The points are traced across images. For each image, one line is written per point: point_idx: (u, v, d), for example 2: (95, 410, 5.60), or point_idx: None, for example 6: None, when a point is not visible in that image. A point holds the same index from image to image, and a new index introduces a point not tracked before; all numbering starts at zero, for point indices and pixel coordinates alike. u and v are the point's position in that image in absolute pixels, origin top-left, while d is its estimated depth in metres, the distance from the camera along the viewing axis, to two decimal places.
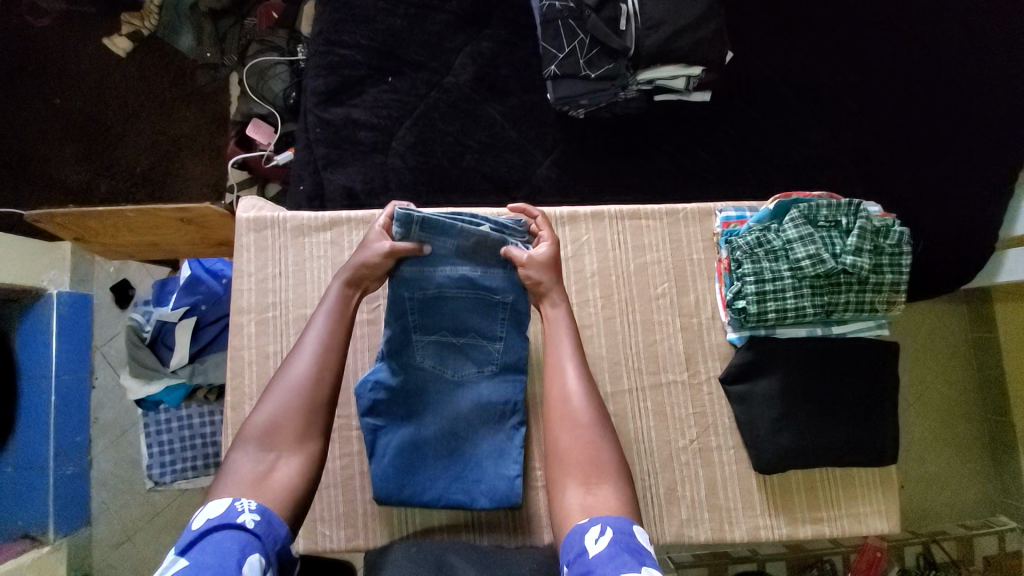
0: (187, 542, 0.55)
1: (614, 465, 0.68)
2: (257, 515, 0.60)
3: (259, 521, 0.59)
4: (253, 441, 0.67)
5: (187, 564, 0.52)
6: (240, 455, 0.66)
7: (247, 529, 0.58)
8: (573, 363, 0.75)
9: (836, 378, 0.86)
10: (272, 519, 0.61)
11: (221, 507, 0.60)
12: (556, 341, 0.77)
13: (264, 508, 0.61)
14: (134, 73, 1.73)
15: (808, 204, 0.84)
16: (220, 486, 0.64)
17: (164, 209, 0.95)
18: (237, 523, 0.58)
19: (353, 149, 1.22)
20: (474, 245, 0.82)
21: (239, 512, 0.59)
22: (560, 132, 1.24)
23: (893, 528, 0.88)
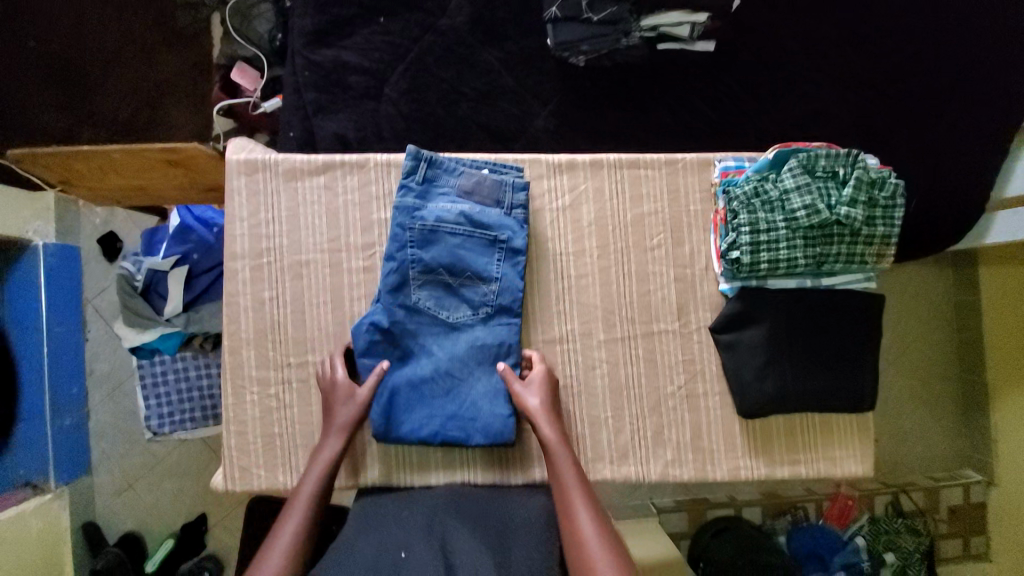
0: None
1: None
2: None
3: None
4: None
5: None
6: None
7: None
8: (584, 503, 0.78)
9: (824, 328, 0.88)
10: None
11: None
12: (564, 485, 0.80)
13: None
14: (110, 12, 1.63)
15: (807, 154, 0.84)
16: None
17: (152, 150, 0.90)
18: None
19: (344, 94, 1.18)
20: (474, 185, 0.91)
21: None
22: (558, 81, 1.20)
23: (866, 471, 0.92)
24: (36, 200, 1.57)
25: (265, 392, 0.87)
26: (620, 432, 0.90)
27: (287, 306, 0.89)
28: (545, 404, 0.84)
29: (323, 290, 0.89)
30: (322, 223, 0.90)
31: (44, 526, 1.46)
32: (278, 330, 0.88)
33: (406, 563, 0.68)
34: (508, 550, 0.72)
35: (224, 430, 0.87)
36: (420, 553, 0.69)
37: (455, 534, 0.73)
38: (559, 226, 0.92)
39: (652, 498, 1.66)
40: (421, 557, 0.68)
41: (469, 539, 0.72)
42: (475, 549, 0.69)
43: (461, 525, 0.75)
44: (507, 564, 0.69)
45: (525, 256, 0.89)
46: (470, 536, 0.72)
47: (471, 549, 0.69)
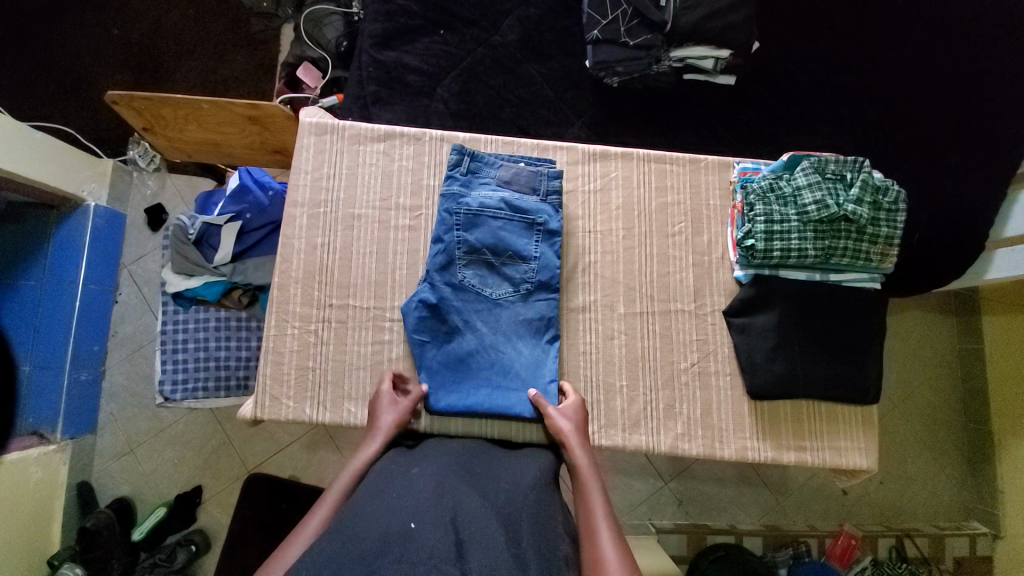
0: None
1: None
2: None
3: None
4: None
5: None
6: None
7: None
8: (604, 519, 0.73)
9: (831, 320, 0.94)
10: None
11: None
12: (588, 503, 0.76)
13: None
14: (192, 14, 1.80)
15: (818, 159, 0.95)
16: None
17: (240, 103, 1.10)
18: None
19: (402, 90, 1.31)
20: (512, 176, 0.99)
21: None
22: (594, 96, 1.34)
23: (869, 463, 0.96)
24: (97, 164, 1.64)
25: (306, 328, 0.95)
26: (634, 402, 0.94)
27: (336, 253, 0.97)
28: (577, 428, 0.85)
29: (370, 242, 0.98)
30: (377, 184, 1.00)
31: (42, 478, 1.46)
32: (325, 273, 0.97)
33: (417, 535, 0.60)
34: (517, 524, 0.67)
35: (261, 359, 0.95)
36: (431, 523, 0.61)
37: (465, 505, 0.66)
38: (590, 208, 1.01)
39: (650, 518, 1.61)
40: (431, 527, 0.61)
41: (480, 513, 0.65)
42: (487, 523, 0.63)
43: (469, 494, 0.69)
44: (518, 540, 0.64)
45: (561, 238, 0.98)
46: (480, 507, 0.67)
47: (483, 523, 0.64)
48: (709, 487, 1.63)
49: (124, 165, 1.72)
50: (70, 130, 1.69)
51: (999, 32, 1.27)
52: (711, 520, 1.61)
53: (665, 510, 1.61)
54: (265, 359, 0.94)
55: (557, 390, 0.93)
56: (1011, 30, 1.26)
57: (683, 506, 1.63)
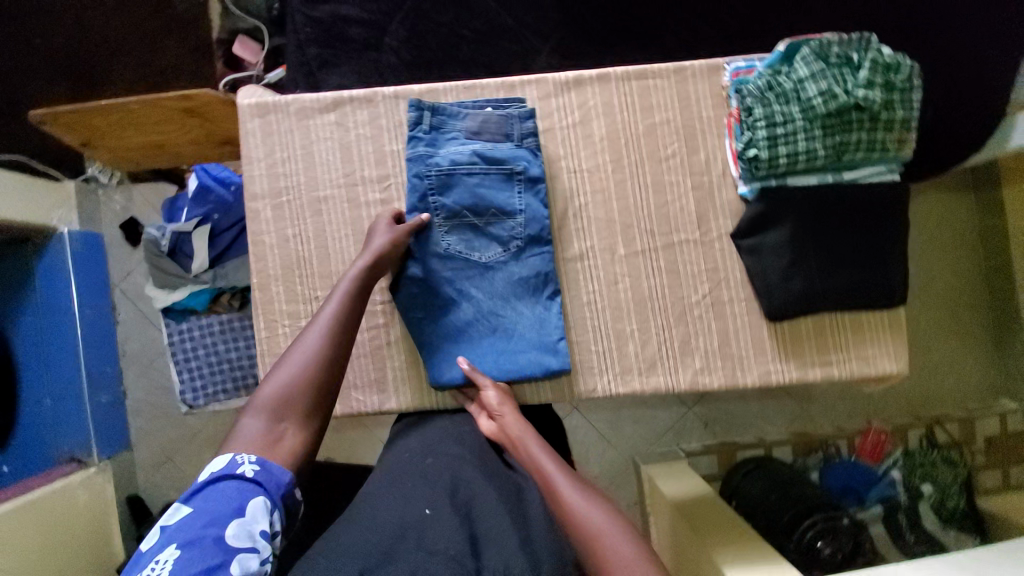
0: (190, 490, 0.61)
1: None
2: (256, 465, 0.64)
3: (258, 470, 0.64)
4: (263, 414, 0.68)
5: (191, 511, 0.59)
6: (250, 421, 0.68)
7: (247, 477, 0.62)
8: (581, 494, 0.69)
9: (850, 222, 0.87)
10: (272, 468, 0.65)
11: (223, 462, 0.63)
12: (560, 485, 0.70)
13: (265, 460, 0.65)
14: (110, 4, 1.63)
15: (818, 42, 0.83)
16: (227, 446, 0.66)
17: (170, 96, 1.00)
18: (237, 473, 0.63)
19: (347, 47, 1.18)
20: (480, 125, 0.90)
21: (240, 464, 0.63)
22: (559, 14, 1.18)
23: (899, 367, 0.92)
24: (58, 189, 1.55)
25: (297, 324, 0.91)
26: (647, 344, 0.90)
27: (310, 243, 0.91)
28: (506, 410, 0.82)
29: (344, 224, 0.91)
30: (338, 159, 0.91)
31: (90, 500, 1.47)
32: (304, 265, 0.91)
33: (435, 522, 0.63)
34: (526, 516, 0.68)
35: (260, 364, 0.92)
36: (447, 512, 0.64)
37: (478, 497, 0.68)
38: (572, 143, 0.92)
39: (679, 444, 1.63)
40: (446, 516, 0.64)
41: (493, 503, 0.67)
42: (499, 516, 0.65)
43: (481, 482, 0.71)
44: (528, 529, 0.65)
45: (545, 184, 0.90)
46: (492, 497, 0.69)
47: (494, 515, 0.65)
48: (732, 406, 1.64)
49: (87, 184, 1.63)
50: (22, 158, 1.58)
51: None
52: (739, 436, 1.63)
53: (693, 433, 1.63)
54: (264, 364, 0.91)
55: (567, 345, 0.90)
56: None
57: (710, 427, 1.64)
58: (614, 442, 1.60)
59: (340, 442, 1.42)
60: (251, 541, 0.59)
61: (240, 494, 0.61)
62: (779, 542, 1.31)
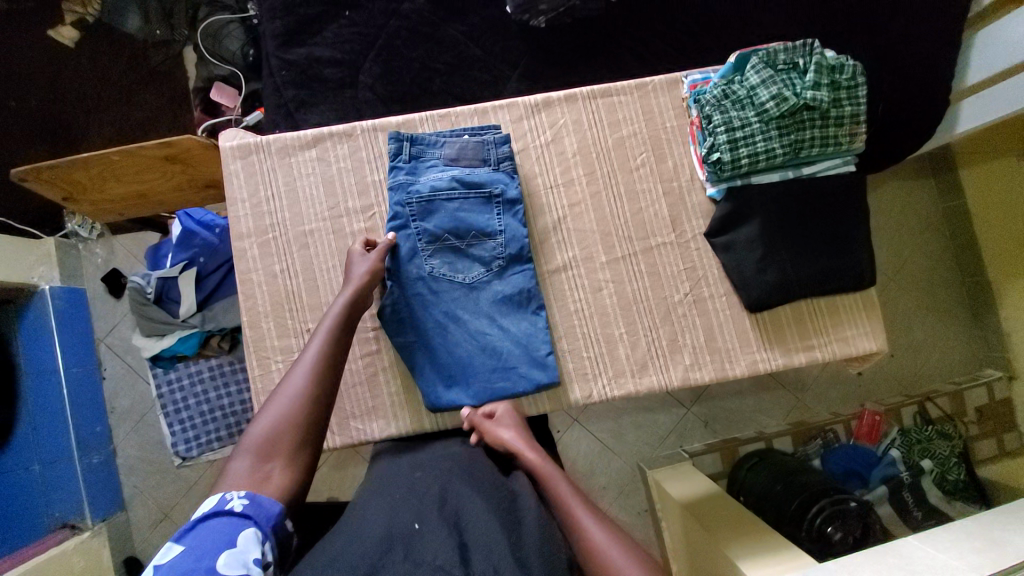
0: (180, 530, 0.58)
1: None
2: (245, 499, 0.62)
3: (248, 503, 0.62)
4: (252, 454, 0.68)
5: (183, 549, 0.55)
6: (238, 463, 0.67)
7: (237, 512, 0.60)
8: (581, 505, 0.72)
9: (814, 213, 0.92)
10: (261, 500, 0.63)
11: (212, 501, 0.61)
12: (562, 495, 0.73)
13: (253, 493, 0.63)
14: (86, 62, 1.65)
15: (766, 52, 0.90)
16: (217, 488, 0.65)
17: (150, 145, 1.02)
18: (227, 509, 0.60)
19: (323, 87, 1.21)
20: (458, 151, 0.93)
21: (228, 499, 0.62)
22: (524, 43, 1.24)
23: (878, 345, 0.95)
24: (36, 247, 1.53)
25: (290, 359, 0.91)
26: (636, 345, 0.93)
27: (298, 276, 0.93)
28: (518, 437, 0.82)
29: (330, 256, 0.93)
30: (321, 193, 0.94)
31: (87, 566, 1.42)
32: (294, 300, 0.92)
33: (423, 535, 0.61)
34: (517, 525, 0.65)
35: (255, 402, 0.92)
36: (435, 525, 0.62)
37: (468, 507, 0.66)
38: (546, 161, 0.96)
39: (682, 446, 1.63)
40: (435, 528, 0.62)
41: (483, 512, 0.65)
42: (489, 524, 0.63)
43: (471, 492, 0.69)
44: (520, 542, 0.62)
45: (522, 204, 0.93)
46: (482, 506, 0.66)
47: (484, 525, 0.63)
48: (730, 403, 1.66)
49: (67, 239, 1.62)
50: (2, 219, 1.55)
51: None
52: (740, 432, 1.65)
53: (695, 433, 1.63)
54: (258, 401, 0.91)
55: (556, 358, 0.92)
56: None
57: (710, 426, 1.65)
58: (619, 449, 1.60)
59: (340, 477, 1.39)
60: (245, 569, 0.55)
61: (231, 529, 0.58)
62: (793, 531, 1.31)
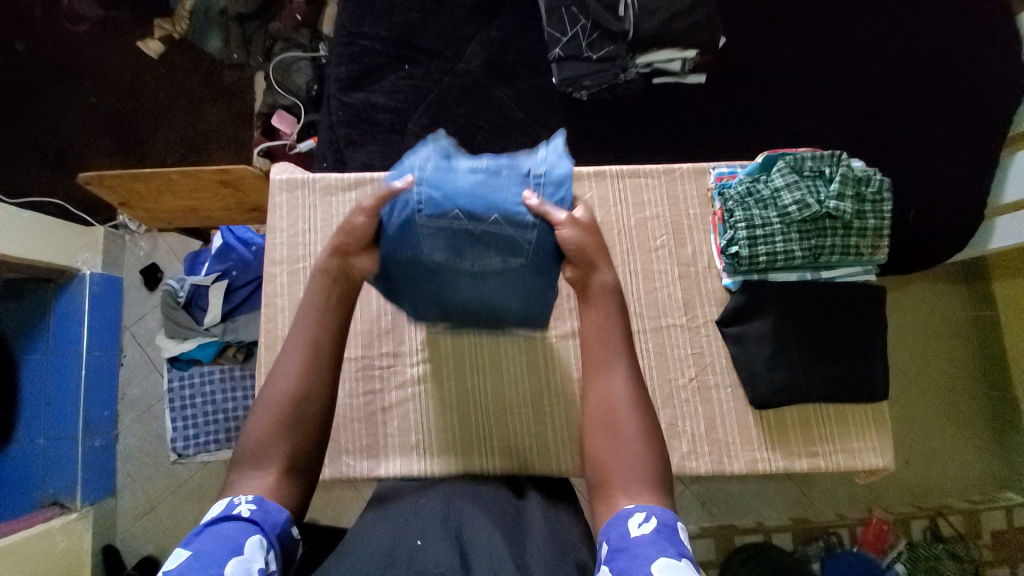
0: (189, 535, 0.59)
1: (659, 477, 0.67)
2: (253, 504, 0.63)
3: (256, 509, 0.63)
4: (248, 462, 0.67)
5: (190, 555, 0.56)
6: (238, 472, 0.67)
7: (244, 517, 0.61)
8: (624, 359, 0.74)
9: (828, 318, 0.92)
10: (269, 505, 0.64)
11: (222, 505, 0.63)
12: (608, 335, 0.75)
13: (261, 497, 0.64)
14: (166, 73, 1.81)
15: (794, 157, 0.93)
16: (223, 496, 0.66)
17: (208, 170, 1.11)
18: (235, 514, 0.62)
19: (373, 129, 1.30)
20: (508, 131, 0.78)
21: (236, 505, 0.63)
22: (565, 113, 1.32)
23: (886, 462, 0.93)
24: (87, 233, 1.63)
25: None
26: None
27: None
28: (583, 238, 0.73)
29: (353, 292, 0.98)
30: None
31: (68, 548, 1.45)
32: None
33: (425, 548, 0.65)
34: (521, 541, 0.69)
35: None
36: (436, 539, 0.66)
37: (470, 525, 0.71)
38: None
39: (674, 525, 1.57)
40: (436, 542, 0.66)
41: (487, 531, 0.69)
42: (490, 540, 0.66)
43: (473, 512, 0.74)
44: (522, 554, 0.66)
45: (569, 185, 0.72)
46: (485, 524, 0.70)
47: (486, 539, 0.67)
48: (731, 488, 1.60)
49: (116, 230, 1.71)
50: (61, 203, 1.69)
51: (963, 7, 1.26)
52: (738, 519, 1.58)
53: (690, 514, 1.57)
54: None
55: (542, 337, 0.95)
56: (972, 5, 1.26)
57: (708, 508, 1.59)
58: None
59: (327, 501, 1.40)
60: None
61: (239, 535, 0.59)
62: None
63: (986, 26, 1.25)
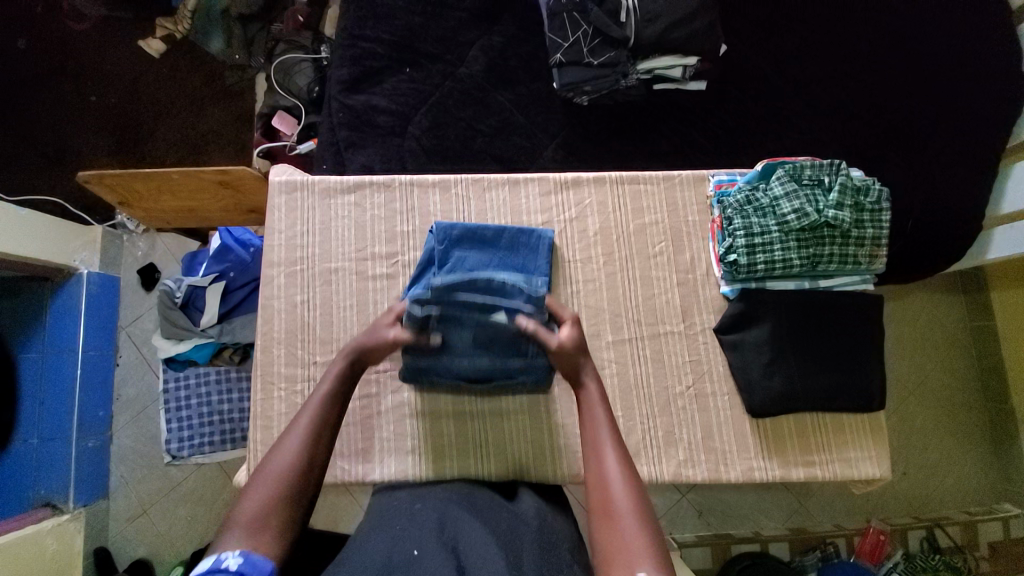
0: None
1: (654, 545, 0.62)
2: (239, 558, 0.59)
3: (243, 563, 0.58)
4: (241, 527, 0.62)
5: None
6: (226, 538, 0.62)
7: (230, 572, 0.57)
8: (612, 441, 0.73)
9: (826, 328, 0.92)
10: (256, 560, 0.59)
11: (208, 562, 0.58)
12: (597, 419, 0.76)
13: (249, 553, 0.60)
14: (168, 73, 1.81)
15: (793, 165, 0.93)
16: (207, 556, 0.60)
17: (208, 171, 1.12)
18: (220, 568, 0.57)
19: (373, 132, 1.30)
20: (490, 332, 0.87)
21: (223, 558, 0.58)
22: (565, 118, 1.32)
23: (882, 472, 0.93)
24: (84, 233, 1.63)
25: (292, 388, 0.94)
26: (631, 431, 0.92)
27: (316, 309, 0.97)
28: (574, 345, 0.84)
29: (350, 294, 0.98)
30: (352, 235, 1.00)
31: (57, 551, 1.43)
32: (307, 331, 0.96)
33: (420, 560, 0.64)
34: (518, 551, 0.68)
35: (251, 426, 0.94)
36: (433, 551, 0.65)
37: (467, 536, 0.70)
38: (568, 236, 1.00)
39: (670, 532, 1.56)
40: (432, 551, 0.66)
41: (484, 542, 0.68)
42: (487, 552, 0.65)
43: (471, 523, 0.73)
44: (519, 564, 0.65)
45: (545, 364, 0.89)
46: (482, 536, 0.69)
47: (482, 550, 0.66)
48: (728, 495, 1.59)
49: (114, 230, 1.71)
50: (59, 202, 1.69)
51: (959, 20, 1.28)
52: (733, 528, 1.57)
53: (686, 522, 1.56)
54: (254, 424, 0.94)
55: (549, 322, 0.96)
56: (968, 18, 1.27)
57: (704, 516, 1.58)
58: None
59: (321, 504, 1.39)
60: None
61: None
62: None
63: (983, 38, 1.26)
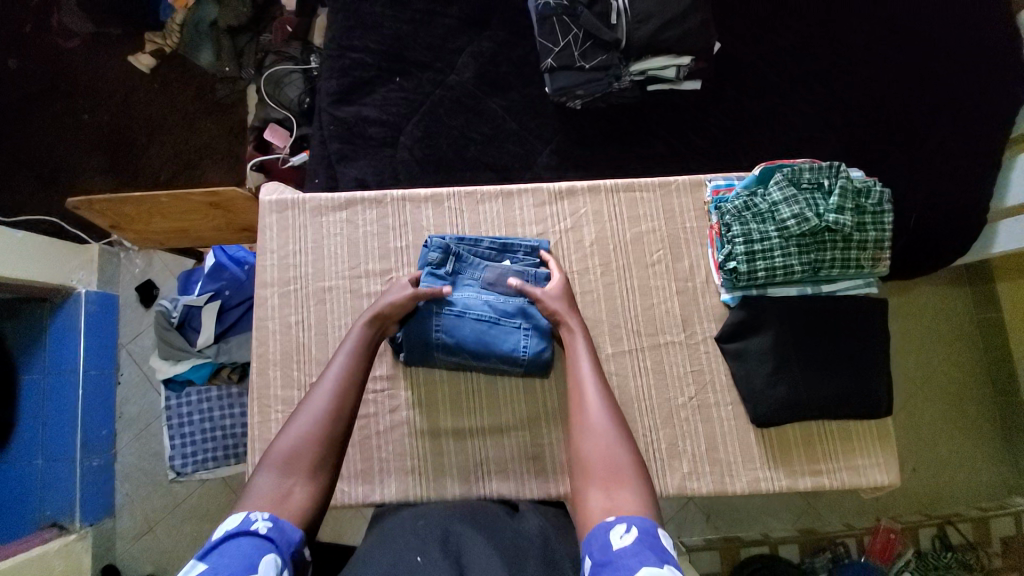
0: (202, 548, 0.55)
1: (637, 478, 0.67)
2: (269, 522, 0.60)
3: (272, 527, 0.60)
4: (275, 467, 0.67)
5: (206, 568, 0.52)
6: (262, 476, 0.67)
7: (261, 535, 0.58)
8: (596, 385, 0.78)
9: (830, 334, 0.90)
10: (284, 524, 0.61)
11: (237, 520, 0.59)
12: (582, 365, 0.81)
13: (276, 516, 0.62)
14: (159, 88, 1.80)
15: (792, 169, 0.92)
16: (238, 507, 0.63)
17: (198, 193, 1.11)
18: (251, 530, 0.58)
19: (364, 144, 1.28)
20: (495, 277, 0.94)
21: (253, 520, 0.60)
22: (559, 123, 1.30)
23: (891, 479, 0.91)
24: (80, 252, 1.62)
25: (289, 411, 0.93)
26: (634, 445, 0.90)
27: (312, 329, 0.96)
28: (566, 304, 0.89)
29: (345, 313, 0.96)
30: (345, 253, 0.99)
31: (66, 569, 1.43)
32: (303, 352, 0.95)
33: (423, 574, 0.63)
34: (522, 562, 0.68)
35: (249, 449, 0.93)
36: (437, 563, 0.65)
37: (471, 548, 0.69)
38: (564, 247, 0.98)
39: (679, 537, 1.55)
40: (436, 563, 0.65)
41: (487, 554, 0.67)
42: (490, 563, 0.65)
43: (475, 536, 0.73)
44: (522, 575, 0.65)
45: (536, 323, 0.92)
46: (485, 548, 0.69)
47: (485, 562, 0.65)
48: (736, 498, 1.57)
49: (110, 248, 1.70)
50: (56, 221, 1.68)
51: (957, 10, 1.25)
52: (742, 531, 1.55)
53: (694, 527, 1.55)
54: (253, 447, 0.93)
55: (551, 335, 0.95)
56: (966, 8, 1.25)
57: (712, 520, 1.56)
58: None
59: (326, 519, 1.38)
60: None
61: (254, 553, 0.56)
62: None
63: (983, 27, 1.23)
